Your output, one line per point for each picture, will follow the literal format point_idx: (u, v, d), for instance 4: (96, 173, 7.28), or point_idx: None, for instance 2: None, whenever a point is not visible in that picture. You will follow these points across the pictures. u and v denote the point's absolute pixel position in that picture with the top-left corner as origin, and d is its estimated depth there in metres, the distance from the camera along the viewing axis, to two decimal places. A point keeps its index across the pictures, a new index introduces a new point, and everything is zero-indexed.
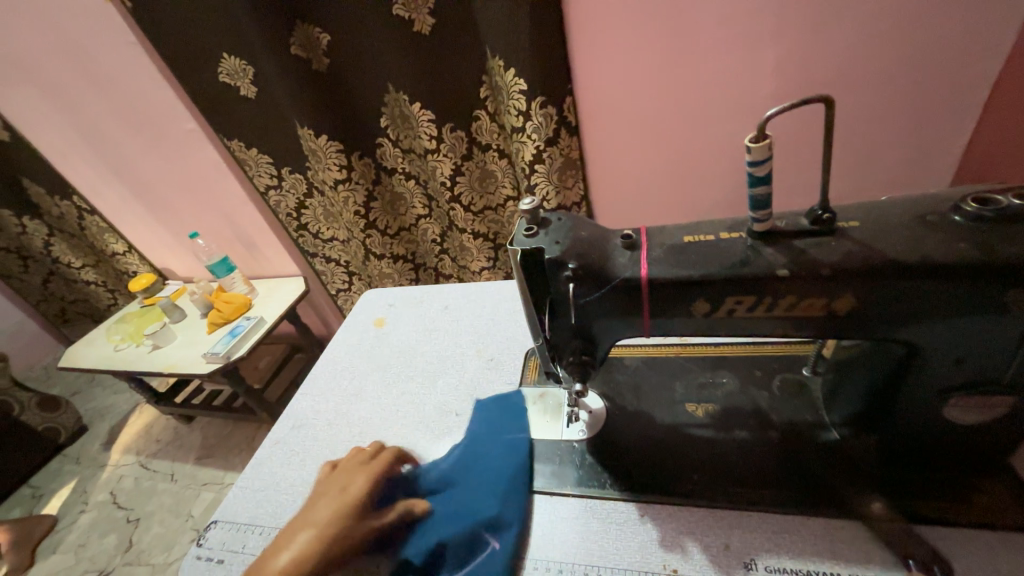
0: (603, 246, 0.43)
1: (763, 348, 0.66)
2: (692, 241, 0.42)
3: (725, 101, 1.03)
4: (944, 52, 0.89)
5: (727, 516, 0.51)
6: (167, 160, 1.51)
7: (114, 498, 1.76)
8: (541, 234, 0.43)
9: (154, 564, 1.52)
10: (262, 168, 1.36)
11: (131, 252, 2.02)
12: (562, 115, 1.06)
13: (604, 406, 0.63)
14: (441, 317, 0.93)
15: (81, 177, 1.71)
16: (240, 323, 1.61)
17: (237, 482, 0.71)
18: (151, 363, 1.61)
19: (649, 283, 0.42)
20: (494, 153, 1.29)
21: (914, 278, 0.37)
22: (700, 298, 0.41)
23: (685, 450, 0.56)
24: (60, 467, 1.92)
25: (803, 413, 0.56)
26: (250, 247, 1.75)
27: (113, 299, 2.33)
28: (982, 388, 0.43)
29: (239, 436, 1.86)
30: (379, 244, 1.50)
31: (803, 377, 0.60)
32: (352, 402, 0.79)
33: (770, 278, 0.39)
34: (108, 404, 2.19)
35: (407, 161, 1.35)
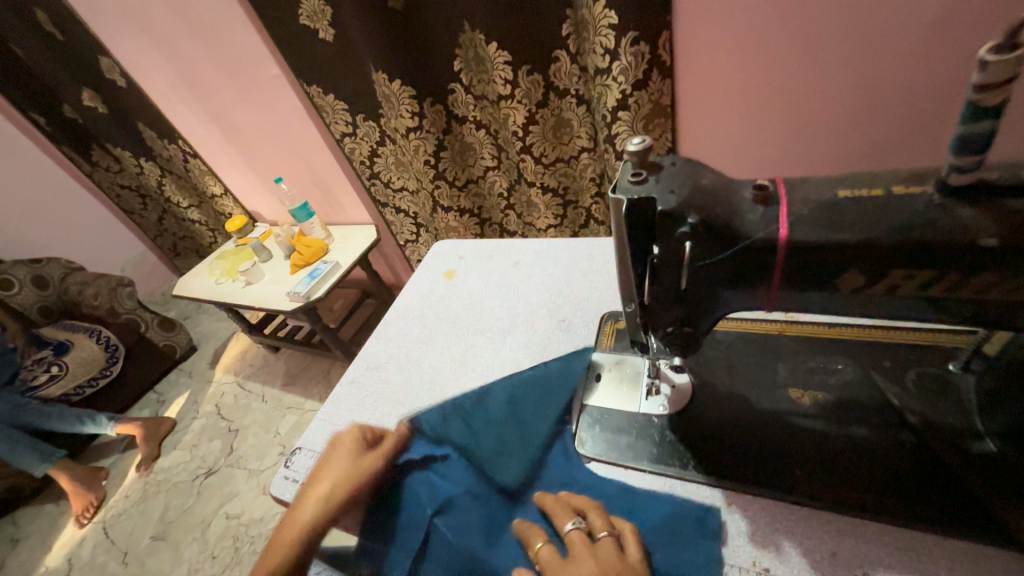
0: (729, 197, 0.36)
1: (891, 333, 0.55)
2: (847, 198, 0.33)
3: (868, 31, 0.82)
4: None
5: (834, 520, 0.45)
6: (255, 105, 1.56)
7: (218, 409, 2.03)
8: (651, 182, 0.37)
9: (250, 469, 1.75)
10: (339, 115, 1.37)
11: (226, 194, 2.20)
12: (657, 53, 0.92)
13: (689, 381, 0.57)
14: (511, 273, 0.89)
15: (184, 122, 1.85)
16: (319, 266, 1.70)
17: (319, 413, 0.75)
18: (245, 297, 1.77)
19: (786, 247, 0.34)
20: (573, 100, 1.18)
21: None
22: (852, 269, 0.34)
23: (787, 439, 0.50)
24: (177, 379, 2.25)
25: (947, 415, 0.47)
26: (328, 194, 1.82)
27: (214, 237, 2.58)
28: None
29: (317, 369, 2.04)
30: (447, 196, 1.48)
31: (948, 372, 0.50)
32: (423, 349, 0.80)
33: (964, 246, 0.31)
34: (212, 330, 2.50)
35: (479, 109, 1.28)
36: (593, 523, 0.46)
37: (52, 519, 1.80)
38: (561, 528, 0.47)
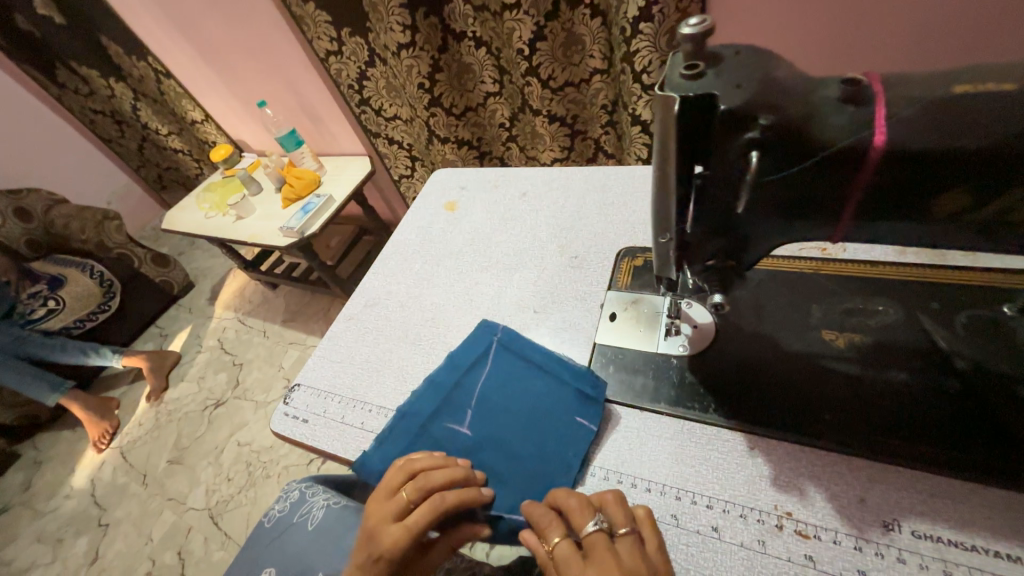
0: (809, 97, 0.29)
1: (940, 272, 0.50)
2: (965, 94, 0.27)
3: None
4: None
5: (864, 466, 0.42)
6: (226, 14, 1.38)
7: (221, 344, 2.03)
8: (710, 76, 0.30)
9: (257, 401, 1.79)
10: (322, 29, 1.21)
11: (208, 120, 2.04)
12: None
13: (713, 321, 0.53)
14: (518, 205, 0.82)
15: (150, 34, 1.65)
16: (311, 200, 1.61)
17: (317, 350, 0.72)
18: (235, 231, 1.70)
19: (882, 156, 0.28)
20: (586, 11, 1.02)
21: None
22: (951, 191, 0.30)
23: (818, 384, 0.46)
24: (177, 314, 2.23)
25: (992, 359, 0.43)
26: (317, 121, 1.67)
27: (199, 168, 2.44)
28: None
29: (317, 306, 2.02)
30: (444, 125, 1.35)
31: (1001, 316, 0.45)
32: (424, 286, 0.75)
33: None
34: (208, 266, 2.44)
35: (479, 25, 1.12)
36: (612, 518, 0.41)
37: (71, 445, 1.86)
38: (581, 528, 0.40)
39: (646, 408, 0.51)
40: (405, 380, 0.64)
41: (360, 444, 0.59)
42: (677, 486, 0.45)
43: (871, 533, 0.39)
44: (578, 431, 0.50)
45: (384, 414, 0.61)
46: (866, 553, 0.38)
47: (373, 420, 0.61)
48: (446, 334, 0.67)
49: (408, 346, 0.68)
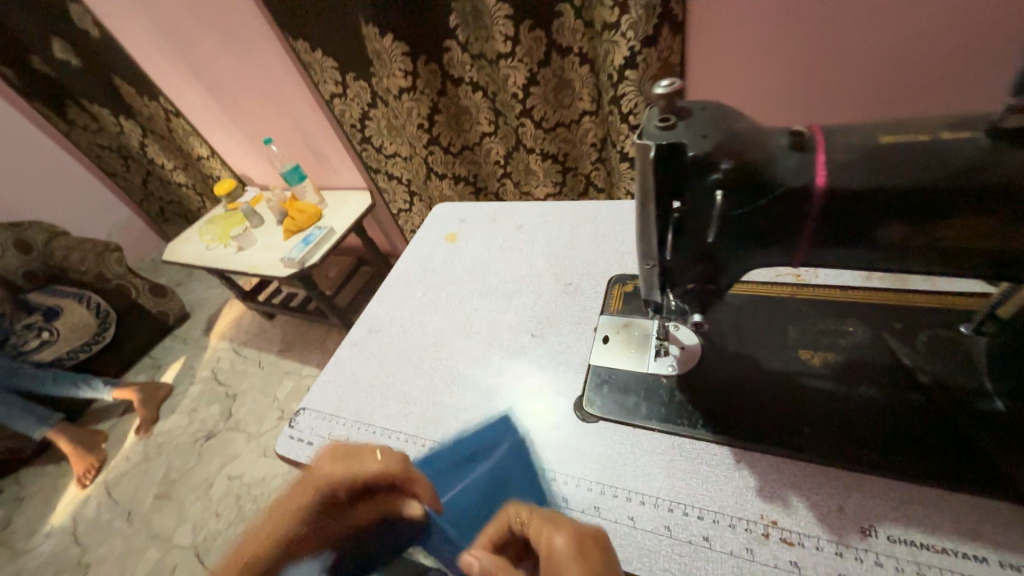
0: (765, 145, 0.34)
1: (903, 296, 0.55)
2: (889, 143, 0.32)
3: None
4: None
5: (841, 476, 0.45)
6: (240, 60, 1.47)
7: (215, 375, 2.03)
8: (680, 127, 0.35)
9: (249, 432, 1.77)
10: (328, 73, 1.30)
11: (213, 156, 2.11)
12: (667, 6, 0.89)
13: (699, 343, 0.57)
14: (515, 236, 0.87)
15: (165, 77, 1.75)
16: (312, 232, 1.67)
17: (321, 375, 0.75)
18: (237, 262, 1.73)
19: (827, 193, 0.33)
20: (576, 59, 1.12)
21: None
22: (893, 221, 0.34)
23: (796, 400, 0.50)
24: (171, 346, 2.23)
25: (953, 373, 0.47)
26: (320, 157, 1.75)
27: (201, 201, 2.50)
28: None
29: (314, 335, 2.03)
30: (441, 162, 1.43)
31: (959, 334, 0.50)
32: (426, 313, 0.78)
33: (990, 192, 0.31)
34: (205, 297, 2.46)
35: (477, 70, 1.22)
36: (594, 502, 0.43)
37: (54, 481, 1.81)
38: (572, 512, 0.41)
39: (645, 427, 0.54)
40: (407, 402, 0.66)
41: None
42: (672, 500, 0.47)
43: (850, 538, 0.41)
44: (563, 441, 0.55)
45: (387, 436, 0.63)
46: (847, 558, 0.40)
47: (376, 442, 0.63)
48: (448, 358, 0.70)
49: (410, 370, 0.70)
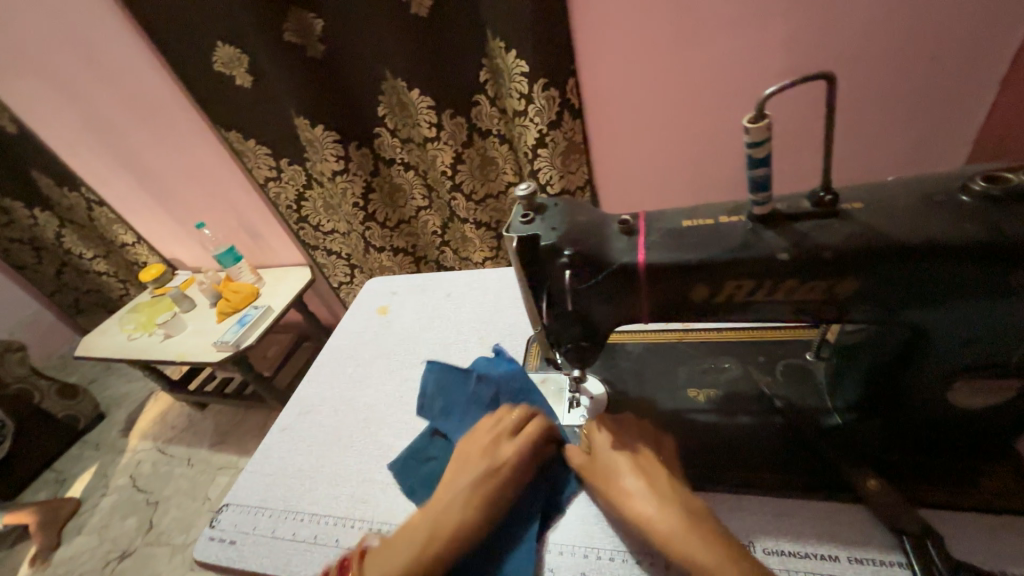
0: (601, 232, 0.43)
1: (765, 332, 0.64)
2: (688, 225, 0.41)
3: (735, 77, 1.01)
4: (958, 23, 0.87)
5: (724, 498, 0.52)
6: (171, 151, 1.50)
7: (133, 481, 1.81)
8: (538, 221, 0.44)
9: (174, 544, 1.58)
10: (262, 160, 1.33)
11: (140, 242, 2.04)
12: (565, 97, 1.06)
13: (605, 392, 0.63)
14: (443, 304, 0.93)
15: (89, 169, 1.72)
16: (249, 312, 1.63)
17: (247, 466, 0.73)
18: (163, 352, 1.64)
19: (645, 267, 0.41)
20: (496, 139, 1.25)
21: (945, 254, 0.35)
22: (697, 281, 0.40)
23: (685, 437, 0.56)
24: (81, 453, 1.98)
25: (807, 398, 0.55)
26: (256, 237, 1.76)
27: (125, 289, 2.36)
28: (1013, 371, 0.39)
29: (251, 422, 1.90)
30: (379, 236, 1.49)
31: (807, 362, 0.59)
32: (356, 389, 0.80)
33: (767, 262, 0.38)
34: (125, 392, 2.24)
35: (406, 152, 1.32)
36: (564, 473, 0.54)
37: None
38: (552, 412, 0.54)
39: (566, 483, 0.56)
40: (336, 484, 0.66)
41: (291, 557, 0.59)
42: (588, 545, 0.51)
43: None
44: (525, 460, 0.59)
45: (316, 521, 0.62)
46: None
47: (305, 529, 0.62)
48: (378, 432, 0.71)
49: (340, 449, 0.71)
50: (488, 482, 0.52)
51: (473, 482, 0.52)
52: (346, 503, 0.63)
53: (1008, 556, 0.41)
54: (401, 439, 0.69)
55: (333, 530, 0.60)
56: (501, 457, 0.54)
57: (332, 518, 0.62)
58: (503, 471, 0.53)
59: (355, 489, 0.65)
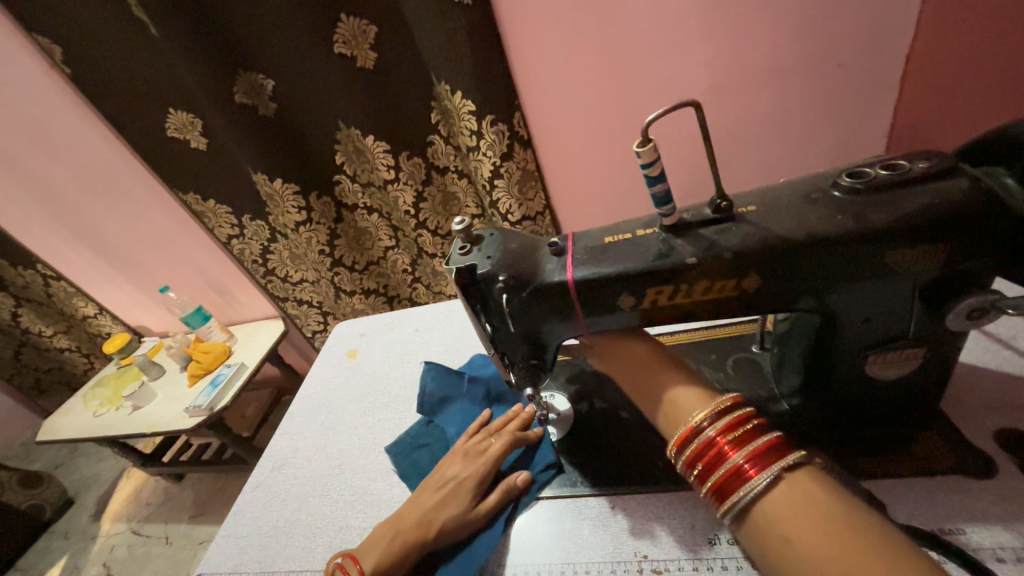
0: (533, 256, 0.46)
1: (715, 330, 0.68)
2: (610, 241, 0.45)
3: (667, 97, 1.10)
4: (853, 34, 0.97)
5: (690, 496, 0.53)
6: (129, 219, 1.49)
7: (107, 570, 1.69)
8: (475, 251, 0.47)
9: None
10: (223, 218, 1.33)
11: (102, 313, 1.98)
12: (513, 130, 1.12)
13: (571, 408, 0.64)
14: (412, 340, 0.94)
15: (44, 245, 1.68)
16: (221, 372, 1.59)
17: (220, 531, 0.71)
18: (132, 424, 1.57)
19: (574, 284, 0.44)
20: (454, 175, 1.29)
21: (831, 244, 0.39)
22: (624, 292, 0.44)
23: (648, 439, 0.58)
24: (48, 545, 1.85)
25: (756, 388, 0.59)
26: (225, 293, 1.73)
27: (90, 363, 2.27)
28: (916, 341, 0.43)
29: (232, 488, 1.81)
30: (349, 280, 1.49)
31: (754, 354, 0.63)
32: (330, 436, 0.79)
33: (681, 268, 0.42)
34: (94, 472, 2.12)
35: (368, 195, 1.34)
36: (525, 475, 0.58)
37: None
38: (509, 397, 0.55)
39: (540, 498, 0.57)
40: (314, 536, 0.65)
41: None
42: (564, 562, 0.51)
43: (703, 551, 0.48)
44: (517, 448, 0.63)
45: None
46: (701, 571, 0.47)
47: None
48: (354, 478, 0.71)
49: (315, 500, 0.70)
50: (462, 481, 0.57)
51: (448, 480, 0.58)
52: (325, 554, 0.62)
53: (947, 514, 0.44)
54: (376, 482, 0.69)
55: None
56: (475, 460, 0.60)
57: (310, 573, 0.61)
58: (476, 470, 0.58)
59: (333, 538, 0.64)
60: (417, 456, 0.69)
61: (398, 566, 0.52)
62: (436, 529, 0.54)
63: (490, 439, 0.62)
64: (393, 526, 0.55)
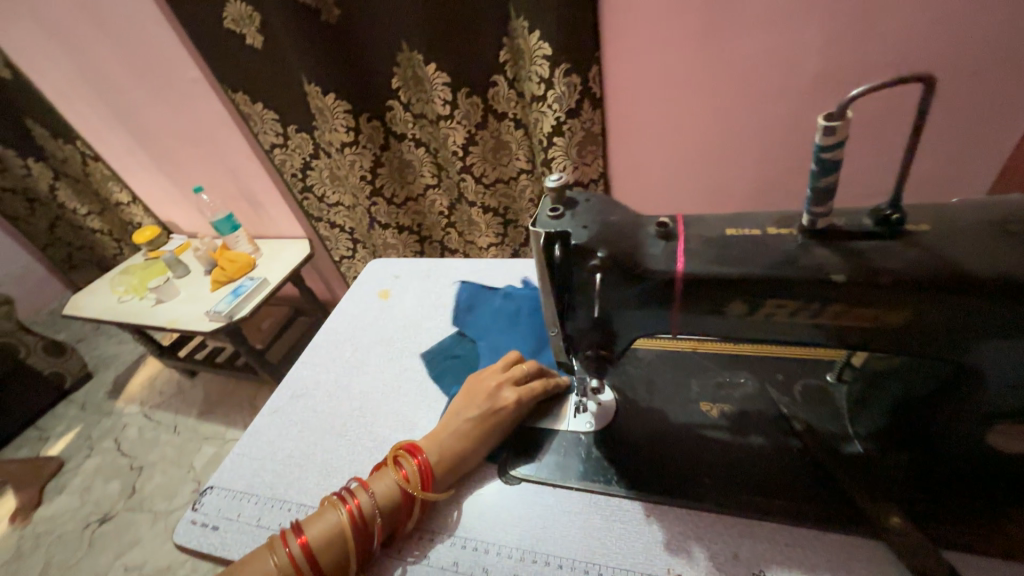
0: (635, 235, 0.40)
1: (785, 349, 0.61)
2: (734, 234, 0.39)
3: (768, 77, 0.96)
4: (1012, 39, 0.82)
5: (735, 522, 0.49)
6: (171, 110, 1.43)
7: (118, 445, 1.78)
8: (568, 217, 0.41)
9: (156, 511, 1.55)
10: (268, 124, 1.27)
11: (135, 203, 1.98)
12: (587, 84, 1.01)
13: (615, 399, 0.60)
14: (448, 293, 0.89)
15: (84, 122, 1.65)
16: (243, 283, 1.58)
17: (235, 447, 0.70)
18: (154, 317, 1.60)
19: (683, 277, 0.38)
20: (511, 123, 1.19)
21: (1001, 297, 0.33)
22: (739, 297, 0.38)
23: (697, 452, 0.53)
24: (66, 412, 1.95)
25: (826, 422, 0.52)
26: (256, 205, 1.70)
27: (119, 249, 2.30)
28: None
29: (241, 394, 1.86)
30: (385, 213, 1.43)
31: (827, 383, 0.56)
32: (354, 374, 0.77)
33: (820, 281, 0.36)
34: (114, 353, 2.20)
35: (418, 128, 1.26)
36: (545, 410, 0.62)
37: None
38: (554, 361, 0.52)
39: (581, 488, 0.54)
40: (328, 474, 0.63)
41: None
42: (588, 562, 0.48)
43: None
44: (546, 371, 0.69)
45: (303, 512, 0.60)
46: None
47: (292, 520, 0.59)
48: (373, 420, 0.69)
49: (332, 437, 0.68)
50: (499, 408, 0.58)
51: (484, 406, 0.58)
52: None
53: None
54: (397, 432, 0.67)
55: None
56: (510, 387, 0.59)
57: None
58: (513, 398, 0.58)
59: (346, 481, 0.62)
60: (451, 363, 0.74)
61: (443, 477, 0.55)
62: (474, 453, 0.56)
63: (522, 366, 0.61)
64: (438, 443, 0.56)
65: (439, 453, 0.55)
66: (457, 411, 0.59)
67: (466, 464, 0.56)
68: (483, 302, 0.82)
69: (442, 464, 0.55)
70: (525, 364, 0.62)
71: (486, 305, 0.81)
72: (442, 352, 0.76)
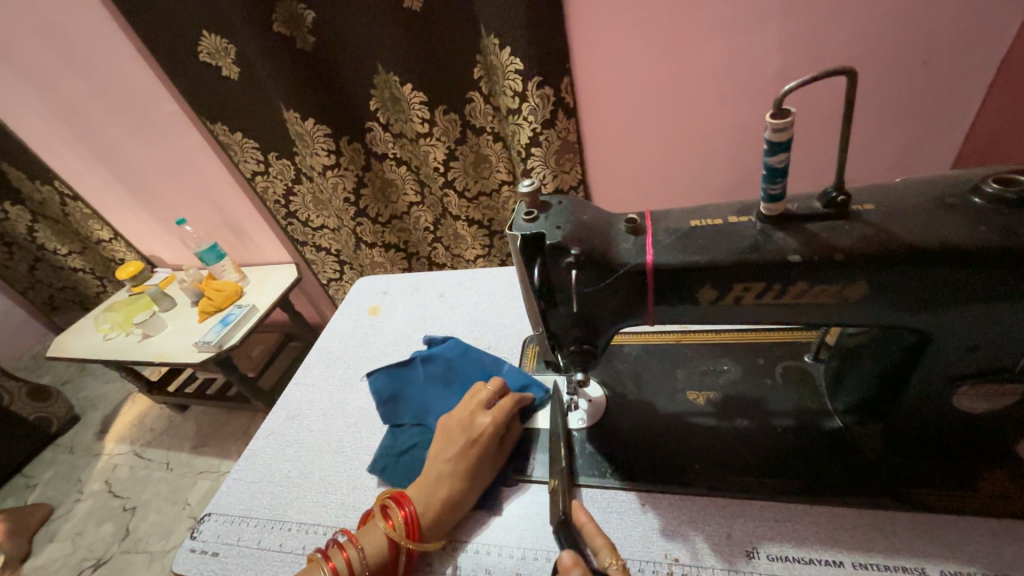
0: (606, 231, 0.43)
1: (764, 333, 0.63)
2: (698, 225, 0.41)
3: (730, 79, 1.01)
4: (950, 32, 0.88)
5: (727, 504, 0.50)
6: (150, 144, 1.44)
7: (109, 487, 1.74)
8: (542, 219, 0.43)
9: (152, 551, 1.51)
10: (249, 153, 1.28)
11: (117, 239, 1.96)
12: (559, 96, 1.05)
13: (604, 395, 0.61)
14: (437, 305, 0.91)
15: (62, 161, 1.64)
16: (231, 312, 1.58)
17: (231, 473, 0.70)
18: (141, 352, 1.58)
19: (653, 268, 0.41)
20: (489, 137, 1.22)
21: (939, 264, 0.36)
22: (708, 283, 0.40)
23: (687, 440, 0.55)
24: (53, 457, 1.90)
25: (805, 401, 0.54)
26: (241, 233, 1.70)
27: (102, 287, 2.27)
28: (995, 376, 0.42)
29: (234, 424, 1.84)
30: (371, 232, 1.44)
31: (805, 364, 0.58)
32: (348, 392, 0.77)
33: (780, 264, 0.38)
34: (101, 393, 2.16)
35: (399, 147, 1.28)
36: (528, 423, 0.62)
37: None
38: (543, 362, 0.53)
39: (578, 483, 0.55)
40: (327, 491, 0.64)
41: (277, 570, 0.56)
42: None
43: (739, 564, 0.46)
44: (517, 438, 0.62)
45: (304, 530, 0.60)
46: None
47: (293, 539, 0.59)
48: (368, 435, 0.70)
49: (330, 455, 0.68)
50: (477, 438, 0.57)
51: (462, 440, 0.57)
52: (337, 511, 0.61)
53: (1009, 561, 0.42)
54: None
55: (323, 538, 0.59)
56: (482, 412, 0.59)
57: (321, 526, 0.60)
58: (488, 421, 0.58)
59: (346, 496, 0.63)
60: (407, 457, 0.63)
61: (436, 523, 0.53)
62: (470, 487, 0.55)
63: (486, 390, 0.62)
64: (425, 492, 0.55)
65: (433, 498, 0.54)
66: (438, 450, 0.58)
67: (462, 504, 0.54)
68: (408, 386, 0.73)
69: (441, 509, 0.53)
70: (489, 385, 0.63)
71: (412, 387, 0.72)
72: (387, 454, 0.64)
